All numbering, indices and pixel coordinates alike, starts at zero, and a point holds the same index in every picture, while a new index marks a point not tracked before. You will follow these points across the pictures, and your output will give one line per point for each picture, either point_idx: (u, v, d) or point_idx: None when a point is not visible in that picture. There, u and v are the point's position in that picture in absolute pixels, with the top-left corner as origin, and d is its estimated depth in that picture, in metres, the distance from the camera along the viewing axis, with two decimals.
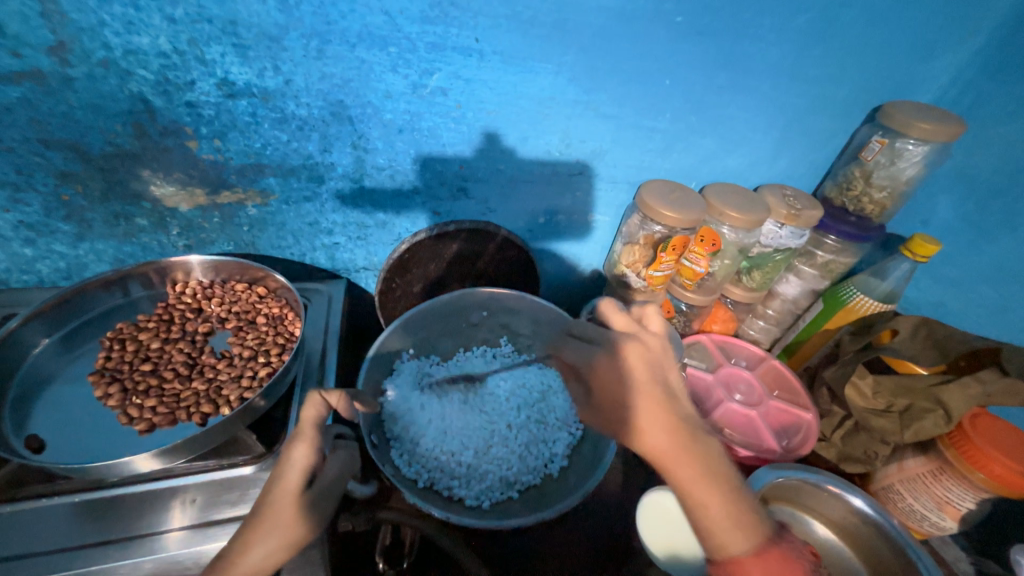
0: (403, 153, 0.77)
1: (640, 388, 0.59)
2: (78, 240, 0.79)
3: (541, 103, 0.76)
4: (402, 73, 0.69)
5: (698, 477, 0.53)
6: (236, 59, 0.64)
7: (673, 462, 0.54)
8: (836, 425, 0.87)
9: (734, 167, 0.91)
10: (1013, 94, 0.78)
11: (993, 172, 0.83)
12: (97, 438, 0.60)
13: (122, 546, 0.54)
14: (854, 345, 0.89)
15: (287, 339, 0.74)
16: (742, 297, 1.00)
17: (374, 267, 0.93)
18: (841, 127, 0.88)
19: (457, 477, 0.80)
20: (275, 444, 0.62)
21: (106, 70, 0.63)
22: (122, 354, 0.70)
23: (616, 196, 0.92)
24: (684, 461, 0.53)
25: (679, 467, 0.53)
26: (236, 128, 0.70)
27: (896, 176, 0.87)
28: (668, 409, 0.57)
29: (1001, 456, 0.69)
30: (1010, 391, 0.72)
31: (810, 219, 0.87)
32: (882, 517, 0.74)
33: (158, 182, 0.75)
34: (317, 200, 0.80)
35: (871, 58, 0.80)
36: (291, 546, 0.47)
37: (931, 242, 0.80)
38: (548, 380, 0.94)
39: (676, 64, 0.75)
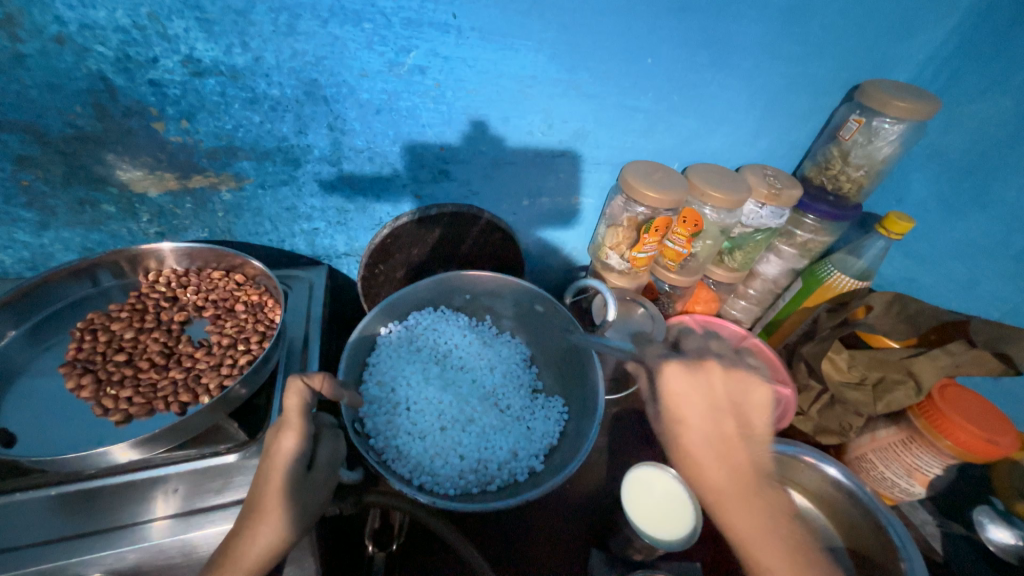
0: (381, 134, 0.75)
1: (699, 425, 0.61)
2: (42, 229, 0.76)
3: (522, 82, 0.75)
4: (378, 50, 0.67)
5: (755, 511, 0.58)
6: (201, 35, 0.61)
7: (724, 494, 0.58)
8: (813, 399, 0.89)
9: (715, 147, 0.91)
10: (987, 71, 0.80)
11: (965, 150, 0.85)
12: (70, 430, 0.58)
13: (104, 538, 0.53)
14: (831, 322, 0.90)
15: (267, 327, 0.72)
16: (725, 278, 1.01)
17: (356, 252, 0.91)
18: (820, 107, 0.89)
19: (446, 458, 0.80)
20: (259, 431, 0.61)
21: (61, 47, 0.60)
22: (94, 345, 0.68)
23: (599, 178, 0.91)
24: (736, 492, 0.58)
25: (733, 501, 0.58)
26: (205, 108, 0.67)
27: (872, 155, 0.88)
28: (714, 444, 0.60)
29: (968, 425, 0.72)
30: (976, 361, 0.76)
31: (790, 198, 0.88)
32: (855, 485, 0.77)
33: (124, 166, 0.72)
34: (294, 184, 0.78)
35: (850, 35, 0.80)
36: (286, 534, 0.49)
37: (904, 219, 0.82)
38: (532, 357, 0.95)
39: (658, 42, 0.75)
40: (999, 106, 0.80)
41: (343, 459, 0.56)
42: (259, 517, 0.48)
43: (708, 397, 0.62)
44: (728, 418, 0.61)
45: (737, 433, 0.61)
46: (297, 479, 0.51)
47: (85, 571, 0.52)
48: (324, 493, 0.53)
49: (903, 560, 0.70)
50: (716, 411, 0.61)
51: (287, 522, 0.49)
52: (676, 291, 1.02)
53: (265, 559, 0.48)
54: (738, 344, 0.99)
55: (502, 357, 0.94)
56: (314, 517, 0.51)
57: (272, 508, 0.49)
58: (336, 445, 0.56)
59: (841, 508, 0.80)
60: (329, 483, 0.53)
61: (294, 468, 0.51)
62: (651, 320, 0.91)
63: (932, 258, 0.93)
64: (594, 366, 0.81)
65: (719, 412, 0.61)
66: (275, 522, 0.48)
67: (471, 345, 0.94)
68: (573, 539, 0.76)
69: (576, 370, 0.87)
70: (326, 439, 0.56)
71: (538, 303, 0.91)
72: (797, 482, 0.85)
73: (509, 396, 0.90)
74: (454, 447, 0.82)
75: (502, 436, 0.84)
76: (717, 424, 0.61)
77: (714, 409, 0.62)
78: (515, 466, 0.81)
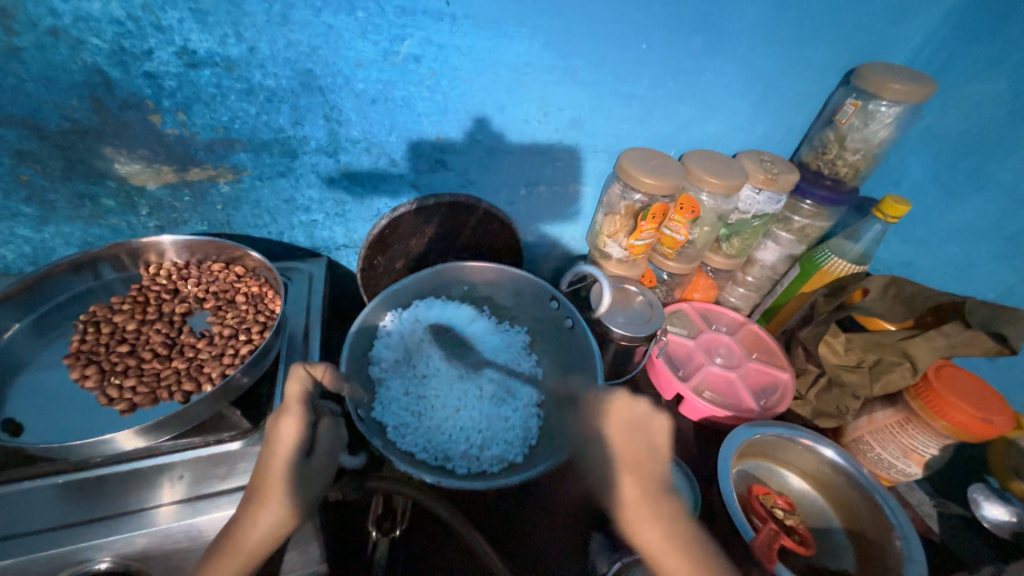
0: (378, 125, 0.75)
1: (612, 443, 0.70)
2: (42, 223, 0.76)
3: (517, 70, 0.75)
4: (372, 39, 0.67)
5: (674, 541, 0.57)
6: (195, 26, 0.61)
7: (638, 519, 0.59)
8: (811, 382, 0.90)
9: (712, 133, 0.91)
10: (983, 52, 0.79)
11: (962, 131, 0.85)
12: (77, 419, 0.59)
13: (113, 522, 0.54)
14: (828, 306, 0.90)
15: (268, 318, 0.73)
16: (723, 265, 1.01)
17: (355, 244, 0.92)
18: (817, 91, 0.89)
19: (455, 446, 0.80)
20: (262, 419, 0.62)
21: (55, 39, 0.60)
22: (98, 337, 0.69)
23: (596, 166, 0.91)
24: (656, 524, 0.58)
25: (648, 530, 0.57)
26: (201, 100, 0.68)
27: (869, 138, 0.88)
28: (631, 461, 0.63)
29: (962, 404, 0.73)
30: (971, 342, 0.76)
31: (786, 183, 0.88)
32: (852, 466, 0.79)
33: (122, 160, 0.72)
34: (292, 175, 0.79)
35: (846, 17, 0.79)
36: (287, 517, 0.50)
37: (902, 203, 0.82)
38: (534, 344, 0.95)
39: (652, 27, 0.75)
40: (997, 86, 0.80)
41: (343, 444, 0.58)
42: (261, 502, 0.49)
43: (624, 426, 0.65)
44: (641, 451, 0.63)
45: (645, 462, 0.62)
46: (298, 466, 0.51)
47: (95, 555, 0.53)
48: (324, 480, 0.54)
49: (899, 537, 0.71)
50: (635, 434, 0.64)
51: (288, 509, 0.50)
52: (674, 279, 1.03)
53: (265, 543, 0.49)
54: (737, 330, 1.00)
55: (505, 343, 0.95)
56: (314, 503, 0.52)
57: (274, 493, 0.50)
58: (336, 431, 0.57)
59: (838, 488, 0.81)
60: (329, 469, 0.55)
61: (296, 455, 0.51)
62: (650, 307, 0.88)
63: (930, 241, 0.93)
64: (592, 347, 0.82)
65: (636, 437, 0.64)
66: (276, 508, 0.49)
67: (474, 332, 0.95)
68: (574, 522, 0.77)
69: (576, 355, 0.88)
70: (326, 426, 0.57)
71: (537, 292, 0.93)
72: (794, 464, 0.86)
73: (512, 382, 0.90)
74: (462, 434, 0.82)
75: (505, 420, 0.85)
76: (634, 447, 0.63)
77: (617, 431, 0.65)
78: (516, 450, 0.81)
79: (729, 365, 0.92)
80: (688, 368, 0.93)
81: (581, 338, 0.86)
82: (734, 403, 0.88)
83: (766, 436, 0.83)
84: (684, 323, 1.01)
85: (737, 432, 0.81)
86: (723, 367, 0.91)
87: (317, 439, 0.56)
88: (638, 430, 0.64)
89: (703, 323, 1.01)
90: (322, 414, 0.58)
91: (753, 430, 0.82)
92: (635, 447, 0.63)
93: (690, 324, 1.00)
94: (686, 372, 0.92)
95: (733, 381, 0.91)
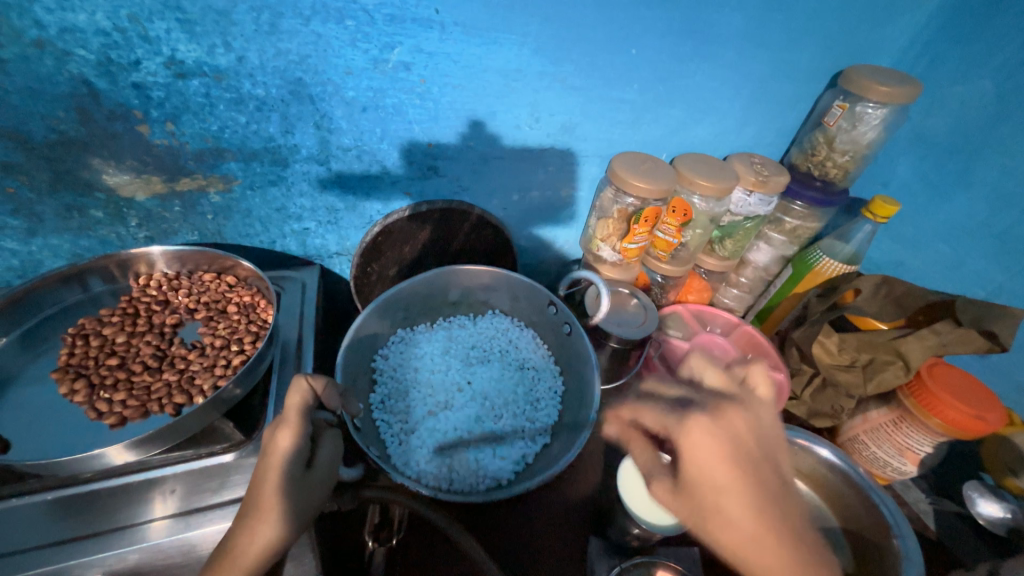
0: (368, 132, 0.75)
1: (735, 480, 0.49)
2: (30, 236, 0.76)
3: (507, 76, 0.75)
4: (361, 47, 0.67)
5: None
6: (183, 36, 0.61)
7: (756, 550, 0.47)
8: (806, 383, 0.90)
9: (703, 137, 0.92)
10: (967, 53, 0.81)
11: (949, 131, 0.86)
12: (66, 434, 0.58)
13: (103, 538, 0.53)
14: (821, 306, 0.90)
15: (260, 328, 0.72)
16: (716, 267, 1.02)
17: (348, 252, 0.92)
18: (805, 94, 0.90)
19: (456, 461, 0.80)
20: (254, 431, 0.62)
21: (41, 51, 0.59)
22: (87, 350, 0.68)
23: (588, 171, 0.92)
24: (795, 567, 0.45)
25: (760, 561, 0.47)
26: (190, 110, 0.67)
27: (857, 140, 0.89)
28: (757, 487, 0.48)
29: (955, 402, 0.73)
30: (964, 340, 0.77)
31: (777, 185, 0.89)
32: (848, 466, 0.79)
33: (110, 171, 0.72)
34: (283, 183, 0.78)
35: (831, 22, 0.81)
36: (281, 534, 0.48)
37: (891, 203, 0.83)
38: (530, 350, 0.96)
39: (641, 33, 0.75)
40: (980, 87, 0.81)
41: (342, 457, 0.56)
42: (256, 517, 0.48)
43: (732, 442, 0.51)
44: (764, 480, 0.49)
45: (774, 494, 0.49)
46: (294, 477, 0.50)
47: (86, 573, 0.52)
48: (322, 493, 0.52)
49: (897, 536, 0.71)
50: (762, 455, 0.51)
51: (285, 523, 0.48)
52: (668, 282, 1.03)
53: (260, 561, 0.47)
54: (731, 332, 1.01)
55: (501, 352, 0.96)
56: (311, 516, 0.51)
57: (269, 505, 0.48)
58: (336, 444, 0.56)
59: (834, 489, 0.82)
60: (327, 482, 0.53)
61: (293, 467, 0.51)
62: (643, 310, 0.90)
63: (919, 240, 0.93)
64: (587, 352, 0.83)
65: (761, 467, 0.50)
66: (272, 524, 0.48)
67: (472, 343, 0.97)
68: (573, 528, 0.77)
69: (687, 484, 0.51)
70: (329, 439, 0.56)
71: (535, 297, 0.93)
72: (790, 465, 0.86)
73: (509, 391, 0.90)
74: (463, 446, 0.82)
75: (504, 427, 0.85)
76: (747, 488, 0.49)
77: (737, 452, 0.50)
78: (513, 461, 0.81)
79: None
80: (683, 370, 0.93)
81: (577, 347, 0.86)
82: None
83: None
84: (678, 325, 1.01)
85: None
86: None
87: (317, 451, 0.55)
88: (751, 446, 0.51)
89: (698, 326, 1.01)
90: (321, 427, 0.57)
91: None
92: (761, 490, 0.49)
93: (684, 326, 1.01)
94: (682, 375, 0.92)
95: None
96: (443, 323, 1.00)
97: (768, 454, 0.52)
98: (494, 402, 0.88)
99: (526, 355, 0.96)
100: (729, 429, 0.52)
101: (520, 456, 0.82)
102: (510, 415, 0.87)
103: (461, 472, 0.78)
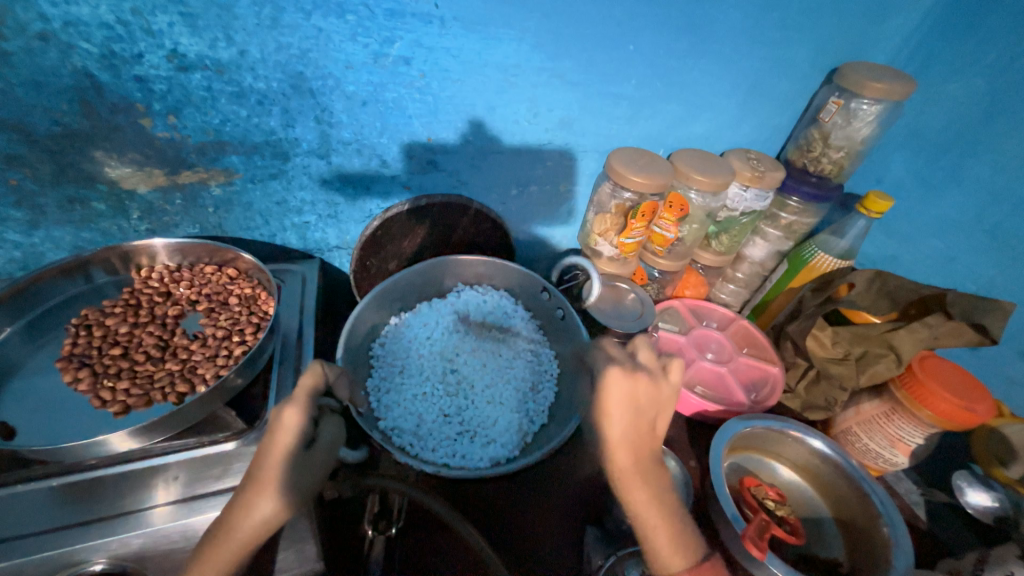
0: (369, 126, 0.76)
1: (626, 427, 0.57)
2: (32, 228, 0.76)
3: (506, 71, 0.76)
4: (362, 42, 0.67)
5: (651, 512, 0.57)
6: (185, 29, 0.61)
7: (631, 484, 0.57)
8: (800, 376, 0.92)
9: (699, 133, 0.93)
10: (959, 51, 0.82)
11: (941, 128, 0.87)
12: (70, 422, 0.59)
13: (107, 524, 0.54)
14: (815, 301, 0.93)
15: (261, 319, 0.73)
16: (712, 262, 1.03)
17: (347, 246, 0.92)
18: (801, 90, 0.91)
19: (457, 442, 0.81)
20: (256, 420, 0.62)
21: (45, 43, 0.60)
22: (90, 340, 0.68)
23: (586, 166, 0.93)
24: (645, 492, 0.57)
25: (636, 490, 0.57)
26: (192, 103, 0.68)
27: (852, 136, 0.90)
28: (637, 431, 0.58)
29: (946, 394, 0.74)
30: (954, 332, 0.79)
31: (773, 180, 0.90)
32: (841, 456, 0.81)
33: (112, 163, 0.72)
34: (284, 177, 0.79)
35: (826, 20, 0.82)
36: (277, 509, 0.49)
37: (884, 198, 0.84)
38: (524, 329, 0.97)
39: (638, 28, 0.76)
40: (973, 84, 0.82)
41: (343, 440, 0.57)
42: (256, 492, 0.49)
43: (631, 398, 0.58)
44: (641, 428, 0.58)
45: (645, 441, 0.58)
46: (295, 456, 0.51)
47: (91, 557, 0.53)
48: (320, 474, 0.53)
49: (886, 525, 0.73)
50: (645, 408, 0.58)
51: (283, 500, 0.49)
52: (665, 277, 1.05)
53: (258, 532, 0.49)
54: (727, 326, 1.02)
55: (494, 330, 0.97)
56: (308, 494, 0.52)
57: (269, 480, 0.50)
58: (339, 426, 0.57)
59: (826, 479, 0.83)
60: (326, 464, 0.54)
61: (294, 447, 0.51)
62: (641, 304, 0.92)
63: (913, 235, 0.94)
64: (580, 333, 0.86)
65: (642, 417, 0.58)
66: (270, 500, 0.49)
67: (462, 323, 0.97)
68: (568, 517, 0.78)
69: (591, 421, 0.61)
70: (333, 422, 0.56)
71: (527, 283, 0.96)
72: (783, 456, 0.87)
73: (505, 367, 0.92)
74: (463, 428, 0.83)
75: (503, 406, 0.86)
76: (630, 433, 0.58)
77: (636, 406, 0.58)
78: (512, 440, 0.82)
79: (720, 360, 0.94)
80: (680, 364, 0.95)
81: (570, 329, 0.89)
82: (724, 397, 0.90)
83: (757, 427, 0.84)
84: (675, 319, 1.02)
85: (728, 425, 0.82)
86: (713, 362, 0.94)
87: (319, 432, 0.55)
88: (645, 402, 0.58)
89: (694, 320, 1.03)
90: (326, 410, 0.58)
91: (744, 422, 0.83)
92: (638, 433, 0.58)
93: (681, 321, 1.02)
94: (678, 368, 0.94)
95: (723, 376, 0.93)
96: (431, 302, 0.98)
97: (655, 412, 0.59)
98: (491, 380, 0.90)
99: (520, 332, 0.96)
100: (633, 386, 0.58)
101: (520, 435, 0.84)
102: (508, 394, 0.88)
103: (462, 452, 0.80)
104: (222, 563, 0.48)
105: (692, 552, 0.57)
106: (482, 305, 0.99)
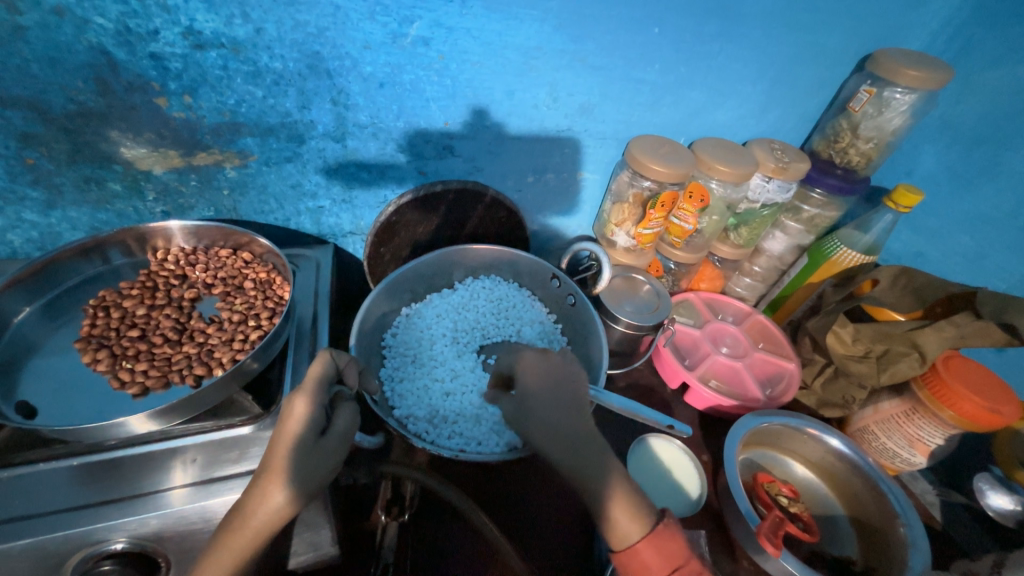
0: (385, 109, 0.74)
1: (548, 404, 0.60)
2: (49, 208, 0.76)
3: (527, 54, 0.74)
4: (380, 21, 0.65)
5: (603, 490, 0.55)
6: (201, 5, 0.60)
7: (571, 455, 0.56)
8: (817, 372, 0.91)
9: (723, 121, 0.90)
10: (1002, 37, 0.78)
11: (979, 119, 0.83)
12: (90, 403, 0.59)
13: (126, 504, 0.54)
14: (836, 296, 0.91)
15: (276, 304, 0.73)
16: (730, 254, 1.01)
17: (361, 231, 0.92)
18: (830, 77, 0.87)
19: (470, 429, 0.81)
20: (272, 405, 0.62)
21: (60, 18, 0.59)
22: (108, 321, 0.69)
23: (604, 153, 0.91)
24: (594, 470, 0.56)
25: (583, 470, 0.56)
26: (207, 83, 0.67)
27: (883, 126, 0.86)
28: (552, 401, 0.60)
29: (971, 396, 0.72)
30: (983, 333, 0.75)
31: (797, 171, 0.87)
32: (858, 456, 0.79)
33: (128, 144, 0.71)
34: (298, 160, 0.78)
35: (864, 1, 0.78)
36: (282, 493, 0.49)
37: (914, 192, 0.81)
38: (535, 316, 0.96)
39: (665, 11, 0.73)
40: (1015, 74, 0.79)
41: (359, 428, 0.57)
42: (267, 480, 0.49)
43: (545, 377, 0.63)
44: (561, 395, 0.61)
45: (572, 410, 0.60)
46: (305, 442, 0.51)
47: (110, 536, 0.53)
48: (332, 462, 0.53)
49: (903, 525, 0.72)
50: (559, 382, 0.62)
51: (291, 488, 0.49)
52: (681, 269, 1.03)
53: (271, 519, 0.49)
54: (743, 320, 1.00)
55: (503, 316, 0.96)
56: (320, 482, 0.51)
57: (278, 467, 0.50)
58: (353, 413, 0.56)
59: (842, 478, 0.82)
60: (339, 453, 0.53)
61: (305, 433, 0.52)
62: (657, 296, 0.90)
63: (940, 231, 0.92)
64: (594, 322, 0.84)
65: (560, 389, 0.61)
66: (280, 487, 0.49)
67: (471, 310, 0.96)
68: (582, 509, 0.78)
69: (515, 414, 0.62)
70: (346, 410, 0.56)
71: (538, 272, 0.96)
72: (799, 453, 0.86)
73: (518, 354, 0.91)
74: (476, 415, 0.83)
75: None
76: (552, 403, 0.60)
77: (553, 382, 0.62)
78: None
79: (736, 355, 0.93)
80: (694, 357, 0.93)
81: (584, 318, 0.87)
82: (739, 392, 0.88)
83: (772, 424, 0.83)
84: (690, 312, 1.02)
85: (743, 421, 0.81)
86: (729, 357, 0.92)
87: (334, 420, 0.55)
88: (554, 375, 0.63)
89: (709, 314, 1.01)
90: (340, 398, 0.58)
91: (760, 419, 0.82)
92: (560, 403, 0.60)
93: (696, 314, 1.01)
94: (693, 362, 0.92)
95: (739, 371, 0.91)
96: (442, 293, 0.98)
97: (572, 381, 0.63)
98: None
99: (529, 318, 0.96)
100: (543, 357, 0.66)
101: None
102: None
103: (477, 439, 0.80)
104: (237, 550, 0.48)
105: (648, 514, 0.55)
106: (493, 295, 0.98)
